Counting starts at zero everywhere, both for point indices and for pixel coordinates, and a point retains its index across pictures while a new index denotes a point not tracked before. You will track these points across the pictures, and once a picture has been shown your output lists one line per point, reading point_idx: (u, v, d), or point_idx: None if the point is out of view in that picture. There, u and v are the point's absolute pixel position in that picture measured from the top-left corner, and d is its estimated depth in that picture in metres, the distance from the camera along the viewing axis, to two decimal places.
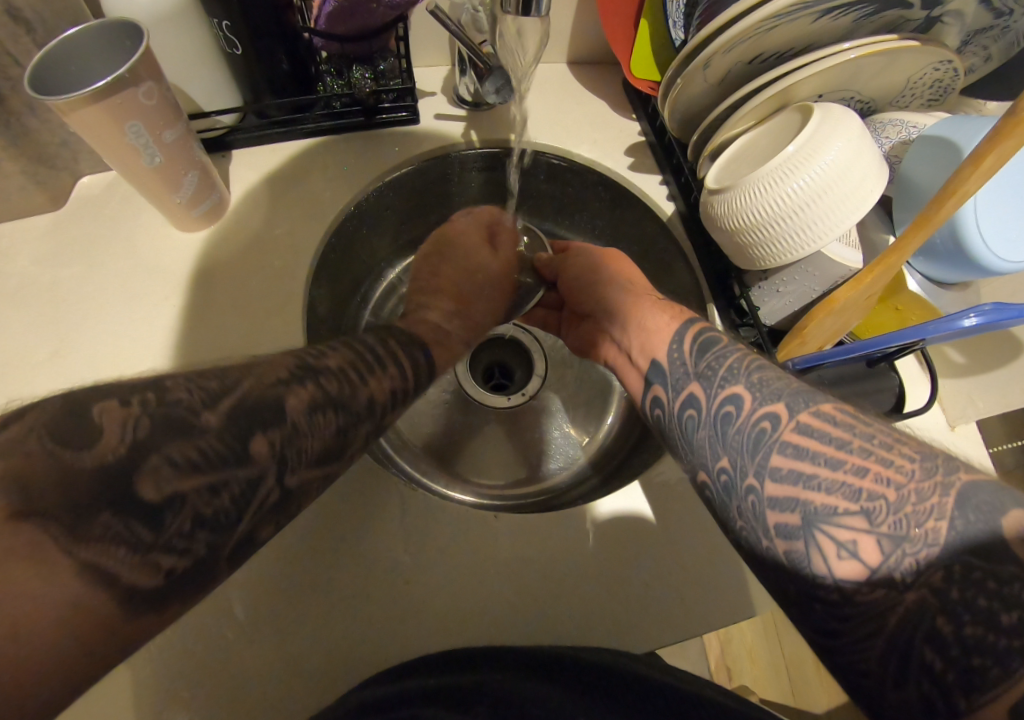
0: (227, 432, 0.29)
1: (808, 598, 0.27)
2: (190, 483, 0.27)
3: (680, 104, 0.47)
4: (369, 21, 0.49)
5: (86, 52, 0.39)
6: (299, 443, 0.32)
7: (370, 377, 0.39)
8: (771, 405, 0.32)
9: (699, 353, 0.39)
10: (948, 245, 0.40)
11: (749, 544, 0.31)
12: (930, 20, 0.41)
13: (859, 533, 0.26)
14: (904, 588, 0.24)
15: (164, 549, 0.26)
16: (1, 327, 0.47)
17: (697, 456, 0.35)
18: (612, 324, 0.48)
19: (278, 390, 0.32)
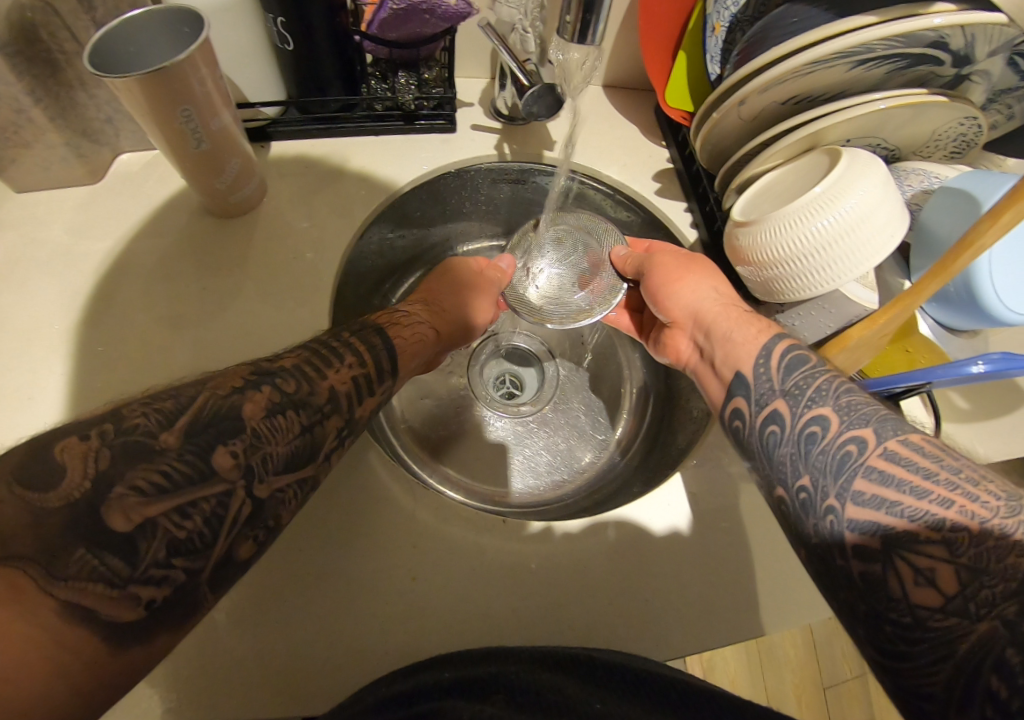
0: (189, 450, 0.28)
1: (876, 618, 0.28)
2: (157, 510, 0.26)
3: (712, 137, 0.49)
4: (421, 30, 0.51)
5: (149, 36, 0.41)
6: (263, 449, 0.31)
7: (330, 371, 0.38)
8: (859, 429, 0.33)
9: (788, 370, 0.38)
10: (961, 294, 0.42)
11: (821, 562, 0.31)
12: (959, 78, 0.42)
13: (938, 561, 0.26)
14: (976, 617, 0.24)
15: (142, 581, 0.25)
16: (31, 294, 0.48)
17: (775, 471, 0.36)
18: (698, 333, 0.48)
19: (233, 400, 0.31)
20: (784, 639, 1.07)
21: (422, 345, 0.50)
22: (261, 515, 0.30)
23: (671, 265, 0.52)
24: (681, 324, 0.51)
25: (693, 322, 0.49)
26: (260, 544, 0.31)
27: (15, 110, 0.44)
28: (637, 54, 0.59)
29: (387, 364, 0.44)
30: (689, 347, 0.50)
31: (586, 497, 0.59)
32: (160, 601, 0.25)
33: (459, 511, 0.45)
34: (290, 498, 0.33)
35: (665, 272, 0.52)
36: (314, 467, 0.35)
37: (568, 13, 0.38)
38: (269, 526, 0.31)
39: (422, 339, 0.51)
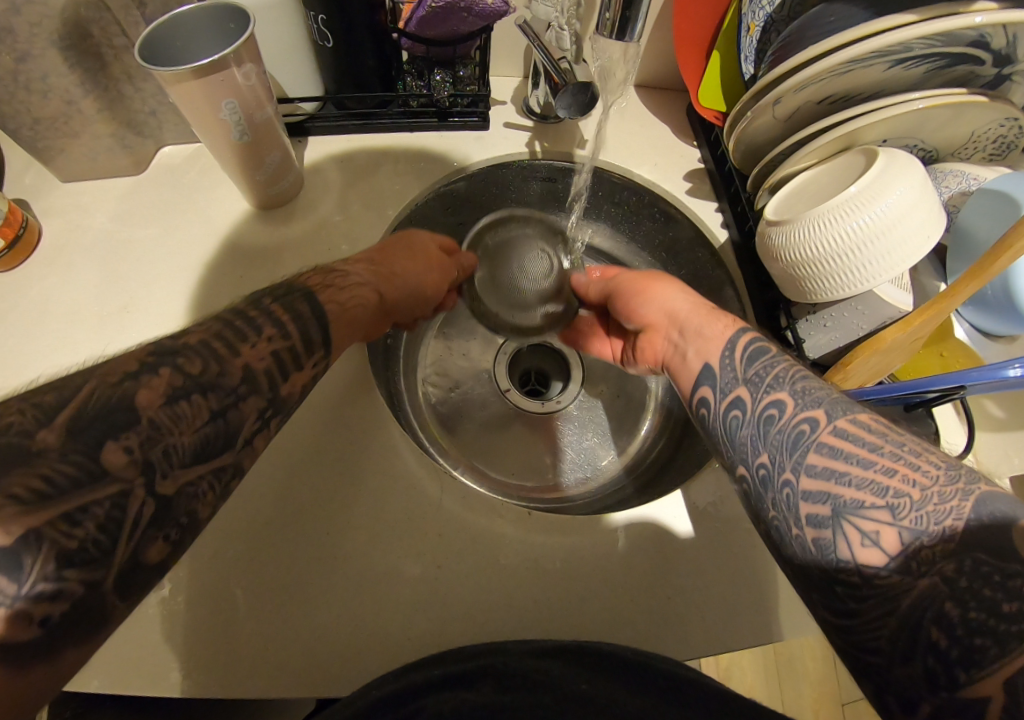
0: (72, 450, 0.25)
1: (828, 582, 0.28)
2: (39, 519, 0.23)
3: (745, 137, 0.49)
4: (459, 28, 0.52)
5: (198, 31, 0.42)
6: (164, 440, 0.27)
7: (243, 346, 0.33)
8: (811, 409, 0.33)
9: (751, 359, 0.38)
10: (999, 298, 0.41)
11: (779, 533, 0.32)
12: (1000, 78, 0.41)
13: (882, 524, 0.27)
14: (916, 574, 0.26)
15: (32, 599, 0.22)
16: (76, 278, 0.50)
17: (737, 452, 0.36)
18: (668, 330, 0.46)
19: (125, 388, 0.27)
20: (803, 652, 1.05)
21: (361, 315, 0.44)
22: (170, 513, 0.27)
23: (632, 280, 0.52)
24: (650, 324, 0.48)
25: (668, 321, 0.46)
26: (176, 544, 0.27)
27: (66, 101, 0.46)
28: (670, 55, 0.59)
29: (317, 336, 0.38)
30: (659, 348, 0.47)
31: (608, 496, 0.60)
32: (57, 615, 0.23)
33: (483, 502, 0.46)
34: (206, 492, 0.29)
35: (629, 286, 0.52)
36: (234, 455, 0.31)
37: (608, 10, 0.39)
38: (184, 524, 0.28)
39: (362, 305, 0.44)
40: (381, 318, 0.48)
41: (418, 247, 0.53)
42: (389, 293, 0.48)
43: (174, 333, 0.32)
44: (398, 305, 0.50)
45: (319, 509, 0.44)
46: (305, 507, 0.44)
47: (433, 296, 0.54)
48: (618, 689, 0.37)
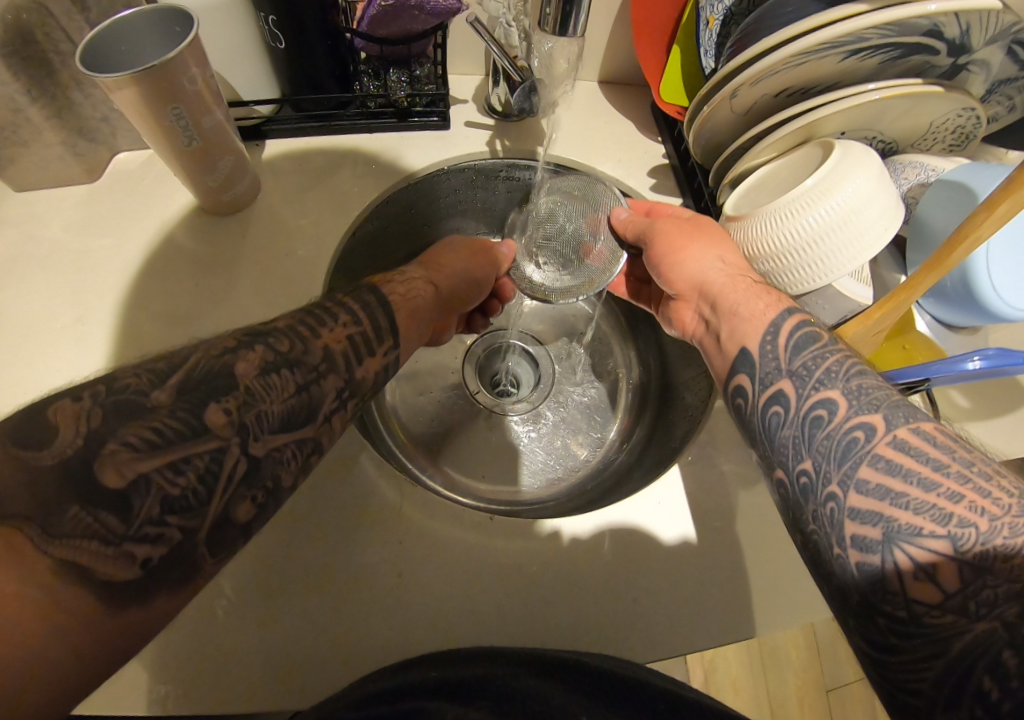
0: (180, 407, 0.28)
1: (869, 611, 0.27)
2: (149, 466, 0.26)
3: (705, 131, 0.48)
4: (411, 26, 0.51)
5: (142, 35, 0.41)
6: (258, 407, 0.30)
7: (324, 329, 0.36)
8: (867, 414, 0.31)
9: (796, 349, 0.36)
10: (958, 289, 0.41)
11: (819, 547, 0.31)
12: (956, 68, 0.41)
13: (940, 556, 0.25)
14: (973, 617, 0.24)
15: (138, 539, 0.25)
16: (30, 290, 0.48)
17: (776, 454, 0.34)
18: (703, 305, 0.44)
19: (226, 358, 0.30)
20: (787, 643, 1.05)
21: (422, 302, 0.47)
22: (258, 476, 0.29)
23: (669, 235, 0.47)
24: (684, 298, 0.46)
25: (698, 293, 0.44)
26: (261, 506, 0.30)
27: (13, 109, 0.44)
28: (632, 50, 0.58)
29: (385, 323, 0.41)
30: (695, 324, 0.46)
31: (579, 495, 0.59)
32: (157, 557, 0.25)
33: (447, 507, 0.45)
34: (289, 459, 0.32)
35: (666, 239, 0.47)
36: (314, 429, 0.33)
37: (548, 6, 0.38)
38: (269, 488, 0.30)
39: (422, 296, 0.48)
40: (439, 307, 0.51)
41: (458, 246, 0.57)
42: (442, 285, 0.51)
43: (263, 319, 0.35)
44: (452, 295, 0.53)
45: (280, 521, 0.43)
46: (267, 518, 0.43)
47: (482, 279, 0.57)
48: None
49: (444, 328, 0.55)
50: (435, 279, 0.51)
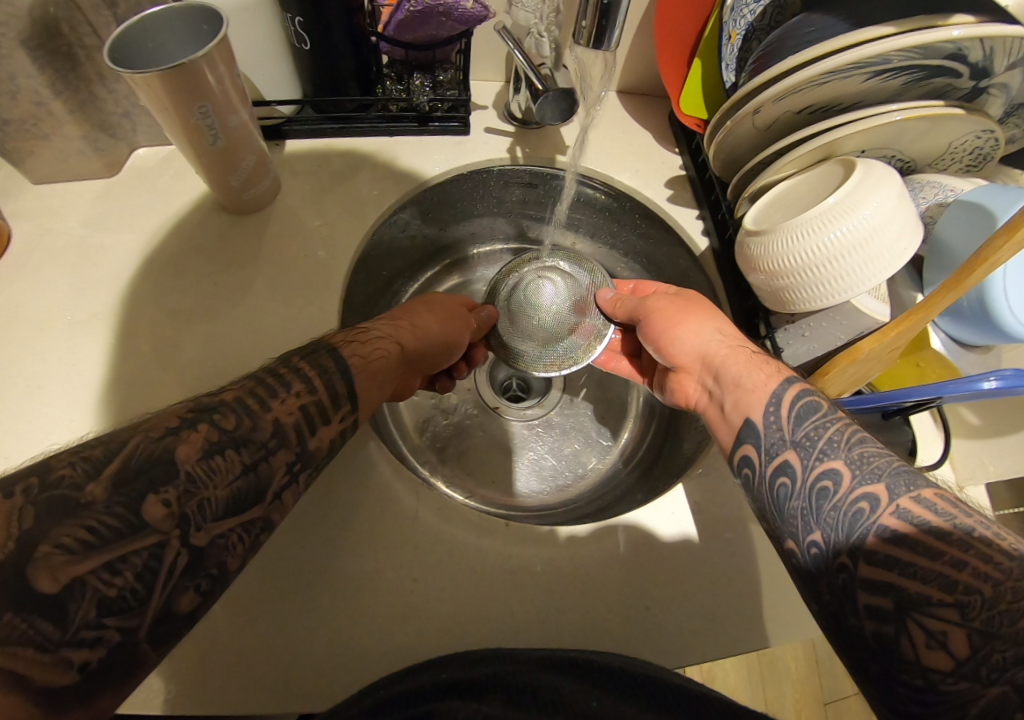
0: (117, 501, 0.26)
1: (889, 678, 0.27)
2: (85, 567, 0.24)
3: (726, 146, 0.49)
4: (437, 33, 0.52)
5: (170, 33, 0.41)
6: (200, 495, 0.29)
7: (274, 401, 0.35)
8: (870, 484, 0.31)
9: (799, 420, 0.36)
10: (974, 310, 0.41)
11: (834, 624, 0.30)
12: (976, 91, 0.42)
13: (951, 625, 0.26)
14: (986, 683, 0.24)
15: (74, 644, 0.23)
16: (46, 284, 0.48)
17: (785, 525, 0.34)
18: (703, 374, 0.45)
19: (167, 442, 0.29)
20: (785, 652, 1.06)
21: (384, 364, 0.45)
22: (202, 564, 0.28)
23: (664, 312, 0.50)
24: (683, 365, 0.47)
25: (701, 363, 0.45)
26: (206, 593, 0.28)
27: (36, 102, 0.44)
28: (652, 61, 0.59)
29: (343, 388, 0.39)
30: (694, 393, 0.46)
31: (590, 502, 0.59)
32: (96, 660, 0.24)
33: (459, 513, 0.45)
34: (236, 543, 0.31)
35: (663, 313, 0.50)
36: (263, 509, 0.32)
37: (584, 19, 0.38)
38: (213, 575, 0.29)
39: (386, 356, 0.46)
40: (404, 366, 0.49)
41: (437, 305, 0.56)
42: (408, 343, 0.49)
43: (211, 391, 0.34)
44: (418, 353, 0.51)
45: (291, 523, 0.43)
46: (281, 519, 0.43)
47: (455, 338, 0.56)
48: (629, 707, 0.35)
49: (407, 387, 0.53)
50: (402, 336, 0.49)
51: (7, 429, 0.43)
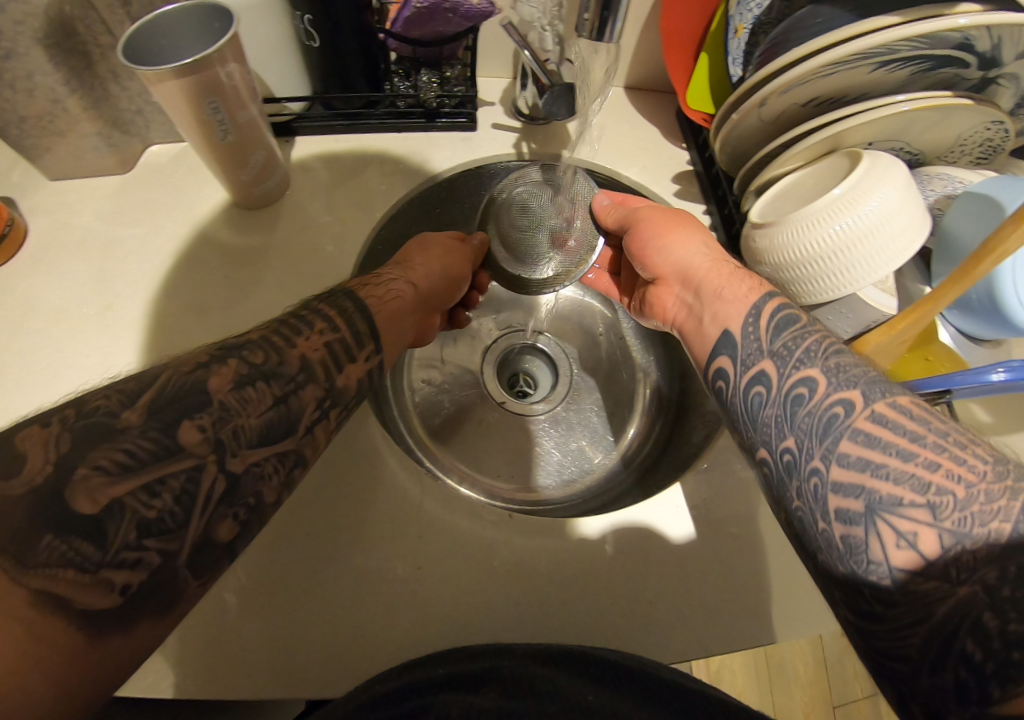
0: (152, 427, 0.27)
1: (855, 584, 0.27)
2: (123, 489, 0.25)
3: (732, 139, 0.49)
4: (443, 29, 0.52)
5: (181, 30, 0.42)
6: (233, 422, 0.30)
7: (298, 338, 0.36)
8: (846, 390, 0.32)
9: (777, 330, 0.37)
10: (983, 302, 0.41)
11: (802, 526, 0.31)
12: (985, 81, 0.41)
13: (920, 525, 0.26)
14: (955, 582, 0.24)
15: (114, 566, 0.24)
16: (60, 277, 0.49)
17: (759, 433, 0.35)
18: (684, 288, 0.45)
19: (197, 375, 0.30)
20: (793, 654, 1.05)
21: (399, 306, 0.46)
22: (239, 493, 0.29)
23: (656, 222, 0.49)
24: (665, 280, 0.48)
25: (681, 279, 0.46)
26: (243, 523, 0.30)
27: (52, 99, 0.46)
28: (658, 57, 0.59)
29: (363, 327, 0.41)
30: (672, 306, 0.47)
31: (595, 497, 0.60)
32: (136, 584, 0.25)
33: (464, 503, 0.46)
34: (271, 473, 0.32)
35: (649, 228, 0.49)
36: (295, 442, 0.33)
37: (587, 11, 0.38)
38: (250, 505, 0.30)
39: (400, 299, 0.47)
40: (418, 308, 0.50)
41: (436, 242, 0.55)
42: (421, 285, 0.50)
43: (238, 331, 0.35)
44: (431, 295, 0.52)
45: (295, 513, 0.43)
46: (288, 507, 0.43)
47: (461, 276, 0.56)
48: (621, 697, 0.35)
49: (426, 330, 0.55)
50: (413, 278, 0.50)
51: (23, 415, 0.44)
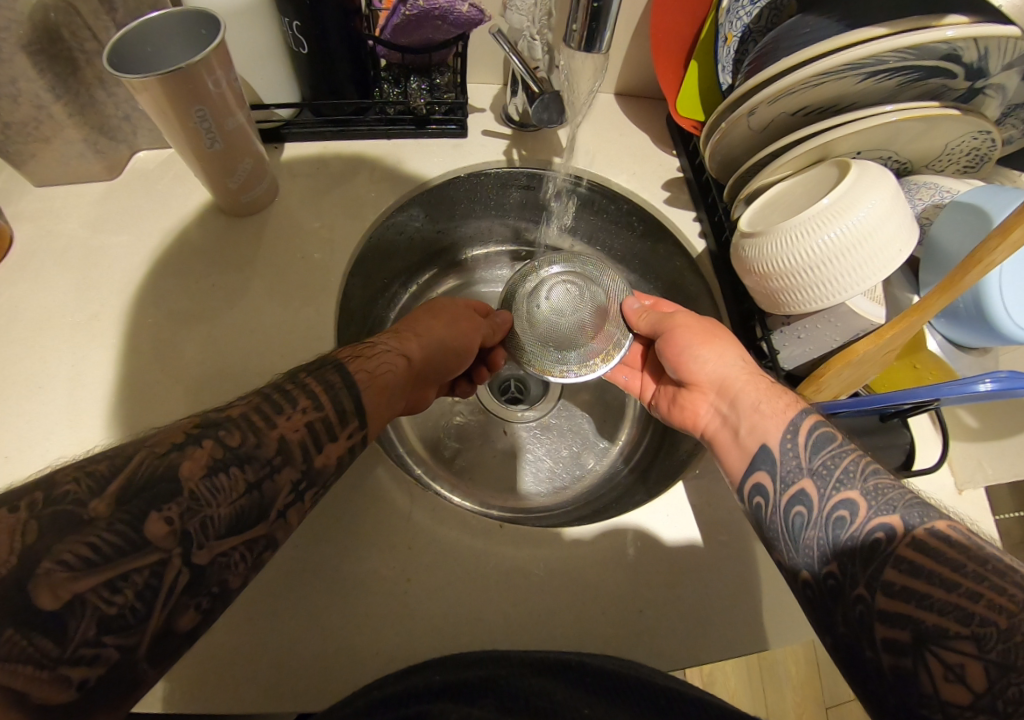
0: (119, 518, 0.26)
1: (907, 713, 0.27)
2: (87, 584, 0.24)
3: (722, 147, 0.49)
4: (433, 36, 0.52)
5: (167, 38, 0.42)
6: (202, 513, 0.29)
7: (279, 418, 0.35)
8: (886, 515, 0.32)
9: (816, 448, 0.37)
10: (970, 310, 0.41)
11: (850, 653, 0.31)
12: (972, 92, 0.41)
13: (968, 657, 0.26)
14: (1003, 716, 0.24)
15: (73, 662, 0.23)
16: (45, 286, 0.49)
17: (801, 555, 0.35)
18: (717, 396, 0.46)
19: (171, 459, 0.29)
20: (786, 657, 1.05)
21: (390, 379, 0.44)
22: (203, 581, 0.28)
23: (690, 328, 0.49)
24: (697, 384, 0.48)
25: (716, 387, 0.46)
26: (206, 611, 0.29)
27: (37, 106, 0.45)
28: (648, 63, 0.59)
29: (349, 404, 0.39)
30: (705, 413, 0.47)
31: (584, 504, 0.59)
32: (94, 678, 0.24)
33: (454, 514, 0.45)
34: (238, 561, 0.31)
35: (683, 333, 0.49)
36: (267, 526, 0.32)
37: (575, 22, 0.38)
38: (215, 592, 0.29)
39: (391, 369, 0.45)
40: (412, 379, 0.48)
41: (442, 310, 0.55)
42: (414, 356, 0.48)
43: (219, 406, 0.34)
44: (425, 364, 0.50)
45: None
46: None
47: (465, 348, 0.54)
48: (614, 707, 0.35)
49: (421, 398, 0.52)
50: (407, 348, 0.48)
51: (6, 428, 0.43)
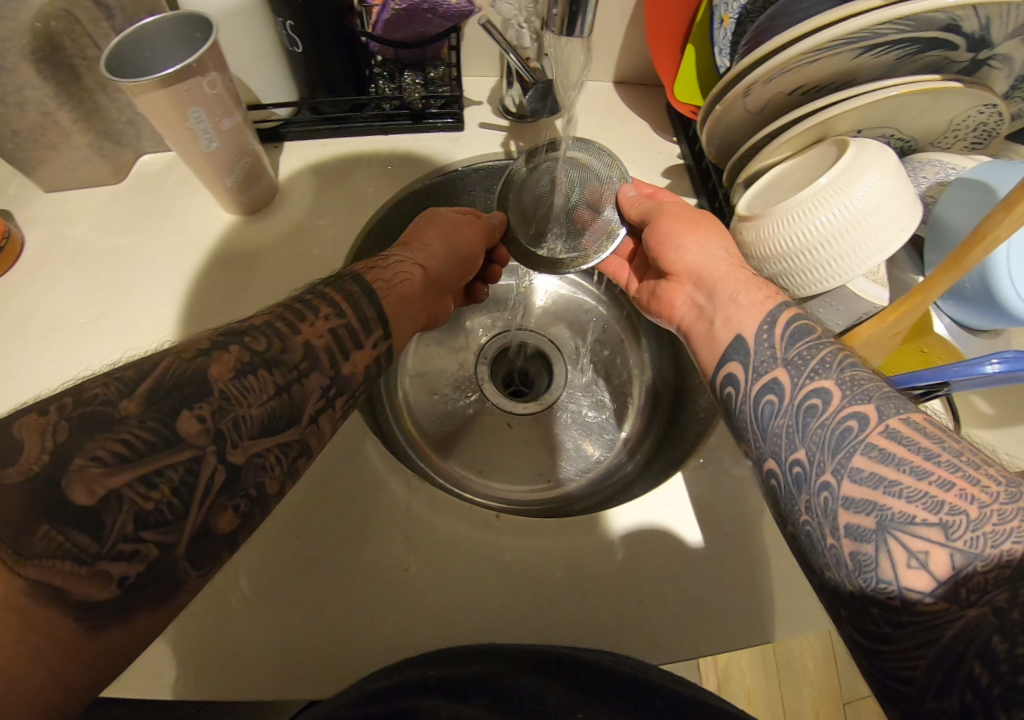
0: (151, 416, 0.28)
1: (863, 601, 0.27)
2: (123, 480, 0.26)
3: (719, 130, 0.48)
4: (425, 29, 0.53)
5: (162, 42, 0.43)
6: (233, 412, 0.31)
7: (303, 324, 0.37)
8: (860, 404, 0.31)
9: (792, 339, 0.36)
10: (977, 291, 0.40)
11: (810, 541, 0.31)
12: (977, 63, 0.40)
13: (933, 544, 0.26)
14: (964, 604, 0.24)
15: (111, 558, 0.25)
16: (56, 288, 0.50)
17: (768, 443, 0.34)
18: (698, 288, 0.44)
19: (198, 363, 0.31)
20: (802, 651, 1.03)
21: (408, 289, 0.47)
22: (239, 484, 0.30)
23: (679, 219, 0.48)
24: (681, 278, 0.47)
25: (694, 279, 0.45)
26: (243, 515, 0.30)
27: (42, 112, 0.46)
28: (645, 50, 0.58)
29: (371, 313, 0.41)
30: (686, 306, 0.46)
31: (592, 496, 0.59)
32: (133, 575, 0.26)
33: (453, 504, 0.46)
34: (273, 464, 0.32)
35: (672, 224, 0.48)
36: (298, 432, 0.34)
37: (556, 6, 0.38)
38: (251, 496, 0.31)
39: (408, 280, 0.48)
40: (431, 289, 0.51)
41: (443, 218, 0.55)
42: (430, 267, 0.50)
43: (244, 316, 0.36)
44: (442, 276, 0.52)
45: (287, 516, 0.44)
46: (278, 512, 0.44)
47: (471, 254, 0.55)
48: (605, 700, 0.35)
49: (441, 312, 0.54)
50: (424, 259, 0.50)
51: None
